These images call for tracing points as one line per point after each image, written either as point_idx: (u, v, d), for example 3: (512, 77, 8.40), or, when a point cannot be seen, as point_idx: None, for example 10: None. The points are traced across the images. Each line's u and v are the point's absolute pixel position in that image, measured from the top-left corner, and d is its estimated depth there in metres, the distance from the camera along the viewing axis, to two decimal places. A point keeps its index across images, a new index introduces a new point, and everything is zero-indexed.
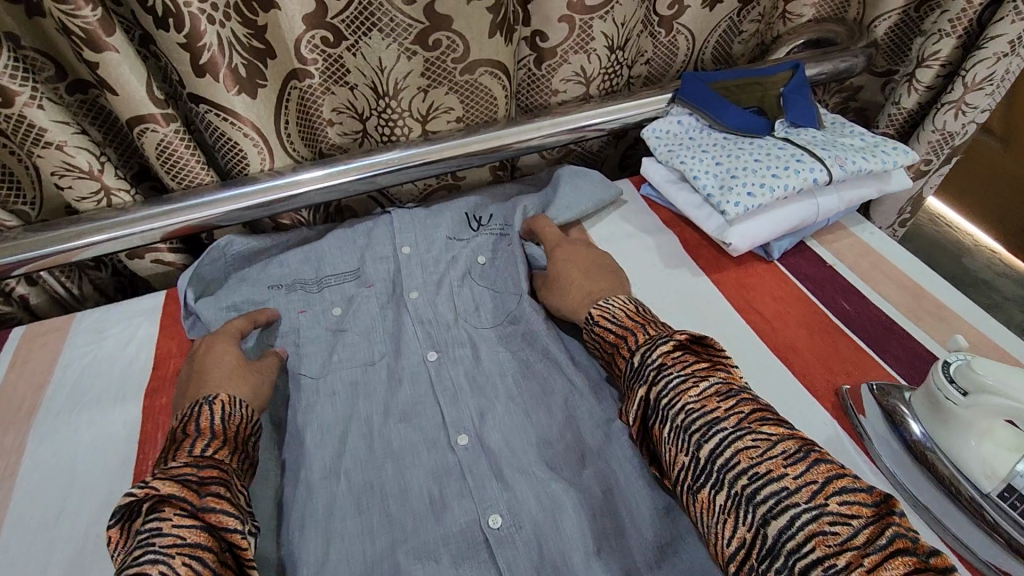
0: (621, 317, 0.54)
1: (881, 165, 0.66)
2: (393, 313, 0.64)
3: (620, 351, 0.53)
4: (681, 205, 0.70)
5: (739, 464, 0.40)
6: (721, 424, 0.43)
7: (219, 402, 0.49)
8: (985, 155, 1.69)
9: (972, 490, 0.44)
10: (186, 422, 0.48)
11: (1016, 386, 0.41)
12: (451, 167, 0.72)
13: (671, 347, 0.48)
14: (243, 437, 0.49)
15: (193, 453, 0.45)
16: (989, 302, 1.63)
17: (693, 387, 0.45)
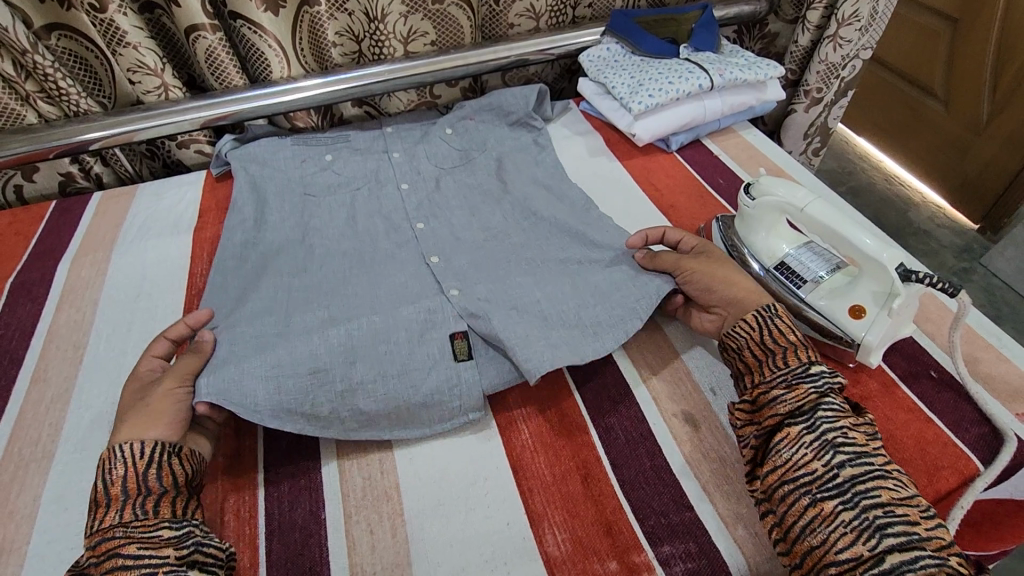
0: (796, 331, 0.53)
1: (755, 76, 0.85)
2: (379, 183, 0.85)
3: (779, 361, 0.52)
4: (604, 111, 0.91)
5: (880, 497, 0.42)
6: (868, 461, 0.45)
7: (104, 463, 0.47)
8: (930, 116, 1.89)
9: (759, 267, 0.64)
10: (101, 490, 0.47)
11: (782, 189, 0.61)
12: (428, 80, 0.93)
13: (842, 380, 0.49)
14: (157, 475, 0.47)
15: (103, 525, 0.44)
16: (926, 248, 1.81)
17: (851, 418, 0.47)
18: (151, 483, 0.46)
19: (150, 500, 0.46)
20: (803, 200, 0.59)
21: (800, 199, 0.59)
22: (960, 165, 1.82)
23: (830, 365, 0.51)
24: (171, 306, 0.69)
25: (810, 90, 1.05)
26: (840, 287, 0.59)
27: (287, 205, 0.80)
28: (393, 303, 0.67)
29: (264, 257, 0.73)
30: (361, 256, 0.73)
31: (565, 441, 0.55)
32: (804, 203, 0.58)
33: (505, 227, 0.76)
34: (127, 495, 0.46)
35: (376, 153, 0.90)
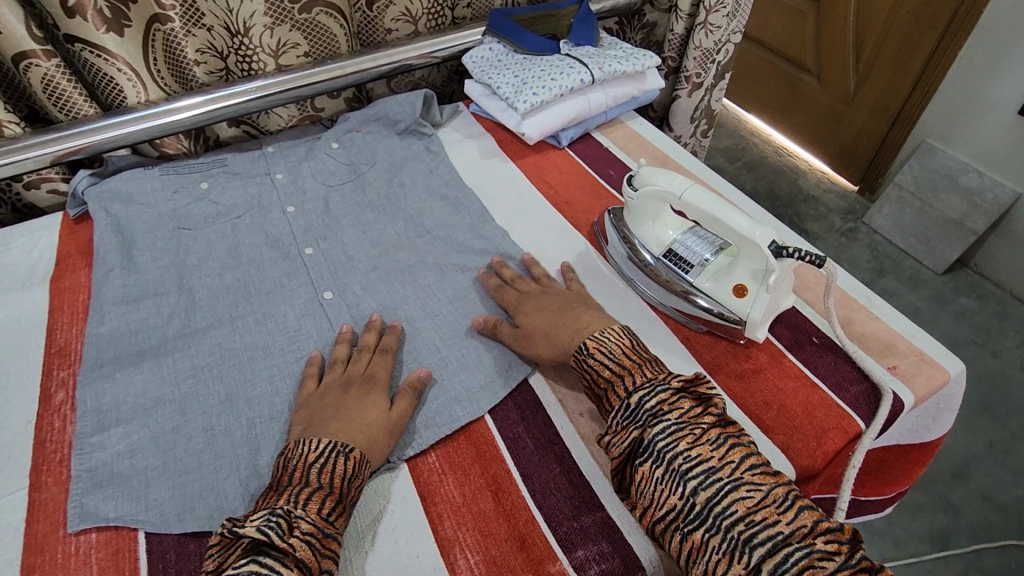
0: (618, 355, 0.53)
1: (632, 67, 0.87)
2: (265, 208, 0.79)
3: (615, 392, 0.51)
4: (493, 112, 0.89)
5: (738, 513, 0.43)
6: (719, 476, 0.45)
7: (352, 456, 0.48)
8: (806, 90, 2.03)
9: (649, 256, 0.65)
10: (317, 465, 0.47)
11: (661, 180, 0.62)
12: (305, 94, 0.88)
13: (667, 396, 0.49)
14: (353, 501, 0.48)
15: (318, 513, 0.44)
16: (815, 213, 1.94)
17: (689, 432, 0.47)
18: (312, 475, 0.46)
19: (309, 490, 0.45)
20: (680, 187, 0.60)
21: (677, 187, 0.61)
22: (837, 132, 1.97)
23: (655, 382, 0.50)
24: (27, 369, 0.61)
25: (690, 76, 1.09)
26: (724, 270, 0.61)
27: (160, 243, 0.74)
28: (285, 337, 0.63)
29: (136, 301, 0.67)
30: (245, 290, 0.68)
31: (473, 458, 0.53)
32: (681, 190, 0.60)
33: (401, 242, 0.74)
34: (294, 478, 0.46)
35: (257, 177, 0.84)
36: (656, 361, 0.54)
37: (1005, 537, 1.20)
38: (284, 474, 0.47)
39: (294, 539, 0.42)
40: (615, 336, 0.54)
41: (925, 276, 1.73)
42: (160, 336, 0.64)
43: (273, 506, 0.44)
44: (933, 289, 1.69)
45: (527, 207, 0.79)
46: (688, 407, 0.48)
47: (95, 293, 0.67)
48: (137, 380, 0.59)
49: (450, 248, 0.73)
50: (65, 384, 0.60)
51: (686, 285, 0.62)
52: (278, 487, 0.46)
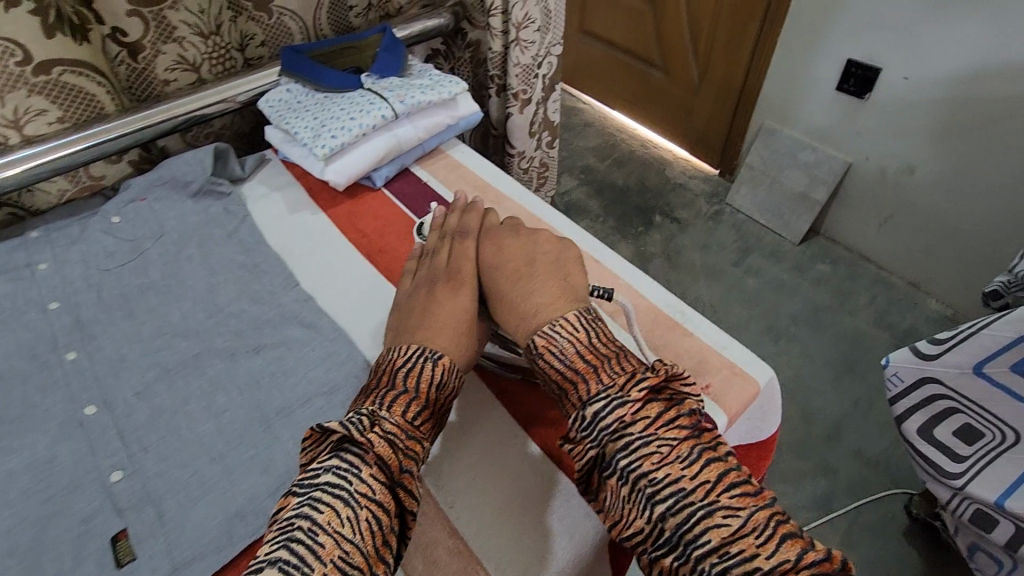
0: (571, 354, 0.50)
1: (439, 96, 0.83)
2: (20, 310, 0.67)
3: (571, 398, 0.50)
4: (296, 159, 0.82)
5: (709, 541, 0.41)
6: (691, 499, 0.42)
7: (441, 362, 0.52)
8: (656, 84, 2.10)
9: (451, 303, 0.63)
10: (408, 370, 0.51)
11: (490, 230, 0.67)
12: (68, 167, 0.76)
13: (625, 410, 0.46)
14: (443, 407, 0.52)
15: (399, 416, 0.48)
16: (683, 201, 2.00)
17: (654, 449, 0.45)
18: (401, 379, 0.51)
19: (397, 393, 0.49)
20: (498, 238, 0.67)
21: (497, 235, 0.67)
22: (690, 121, 2.06)
23: (614, 390, 0.47)
24: None
25: (517, 94, 1.06)
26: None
27: None
28: (32, 473, 0.53)
29: None
30: None
31: None
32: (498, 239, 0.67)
33: (188, 327, 0.65)
34: (384, 382, 0.51)
35: (14, 270, 0.72)
36: (619, 356, 0.51)
37: (878, 489, 1.28)
38: (383, 373, 0.52)
39: (373, 436, 0.45)
40: (574, 331, 0.52)
41: (785, 248, 1.81)
42: None
43: (362, 407, 0.49)
44: (795, 259, 1.78)
45: (336, 263, 0.72)
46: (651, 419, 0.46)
47: None
48: None
49: (245, 325, 0.65)
50: None
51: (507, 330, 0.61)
52: (375, 388, 0.51)
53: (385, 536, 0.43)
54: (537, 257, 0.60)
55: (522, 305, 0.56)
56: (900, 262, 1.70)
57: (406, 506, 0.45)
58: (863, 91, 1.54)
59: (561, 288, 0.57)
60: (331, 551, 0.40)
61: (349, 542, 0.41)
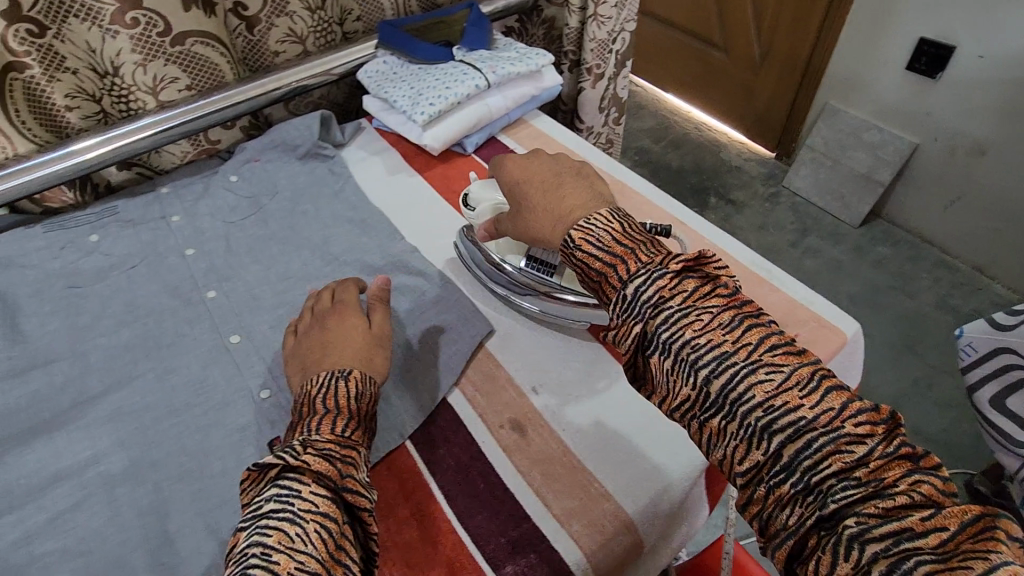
0: (607, 242, 0.51)
1: (527, 67, 0.87)
2: (163, 255, 0.75)
3: (610, 281, 0.51)
4: (393, 126, 0.88)
5: (755, 398, 0.43)
6: (731, 361, 0.44)
7: (353, 377, 0.52)
8: (716, 65, 2.10)
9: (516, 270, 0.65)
10: (324, 392, 0.51)
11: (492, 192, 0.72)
12: (194, 130, 0.84)
13: (665, 283, 0.47)
14: (366, 415, 0.52)
15: (334, 431, 0.47)
16: (740, 182, 2.00)
17: (695, 318, 0.46)
18: (323, 403, 0.50)
19: (319, 417, 0.48)
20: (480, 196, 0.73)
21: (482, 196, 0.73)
22: (749, 103, 2.05)
23: (653, 266, 0.48)
24: None
25: (591, 68, 1.09)
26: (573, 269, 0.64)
27: (45, 307, 0.69)
28: (191, 390, 0.60)
29: (22, 374, 0.63)
30: (145, 346, 0.65)
31: (396, 488, 0.52)
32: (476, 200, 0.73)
33: (308, 274, 0.72)
34: (303, 413, 0.50)
35: (151, 222, 0.80)
36: (651, 242, 0.52)
37: None
38: (301, 407, 0.51)
39: (307, 455, 0.44)
40: (612, 223, 0.53)
41: (844, 230, 1.81)
42: (54, 407, 0.60)
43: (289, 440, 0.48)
44: (854, 241, 1.77)
45: (436, 220, 0.78)
46: (690, 290, 0.47)
47: None
48: (28, 461, 0.55)
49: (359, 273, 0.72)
50: None
51: (541, 283, 0.64)
52: (296, 422, 0.50)
53: (339, 543, 0.39)
54: (562, 171, 0.63)
55: (556, 208, 0.57)
56: (967, 246, 1.66)
57: (359, 502, 0.43)
58: (934, 70, 1.51)
59: (591, 190, 0.59)
60: (285, 567, 0.36)
61: (314, 544, 0.38)
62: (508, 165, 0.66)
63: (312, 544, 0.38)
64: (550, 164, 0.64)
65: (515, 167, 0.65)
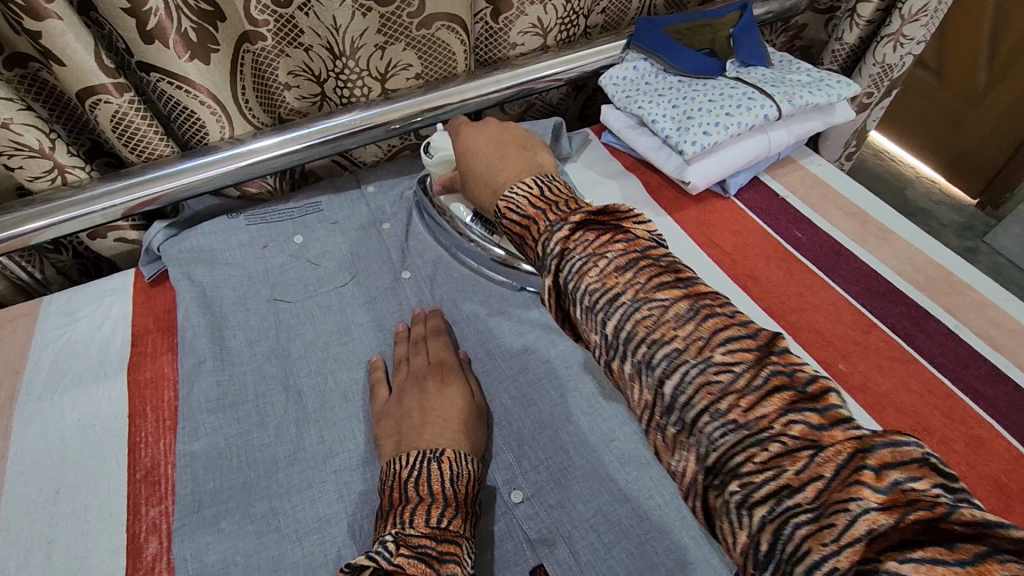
0: (526, 205, 0.47)
1: (827, 98, 0.69)
2: (376, 277, 0.65)
3: (528, 241, 0.47)
4: (641, 148, 0.73)
5: (789, 521, 0.30)
6: (796, 501, 0.31)
7: (445, 457, 0.45)
8: (921, 86, 1.79)
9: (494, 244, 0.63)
10: (415, 479, 0.43)
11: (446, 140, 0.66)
12: (413, 126, 0.72)
13: (707, 377, 0.36)
14: (469, 501, 0.44)
15: (425, 525, 0.40)
16: (928, 229, 1.71)
17: (712, 378, 0.36)
18: (413, 490, 0.43)
19: (413, 506, 0.41)
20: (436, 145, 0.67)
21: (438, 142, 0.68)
22: (955, 137, 1.73)
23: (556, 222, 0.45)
24: (107, 506, 0.49)
25: (859, 96, 0.89)
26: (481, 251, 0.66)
27: (251, 322, 0.60)
28: None
29: (233, 407, 0.54)
30: (366, 395, 0.55)
31: None
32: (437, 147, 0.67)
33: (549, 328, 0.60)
34: (394, 499, 0.43)
35: (360, 229, 0.70)
36: (575, 202, 0.47)
37: None
38: (390, 493, 0.43)
39: (401, 558, 0.37)
40: (593, 250, 0.42)
41: None
42: (268, 460, 0.51)
43: (381, 533, 0.41)
44: None
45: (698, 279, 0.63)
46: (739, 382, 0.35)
47: (183, 396, 0.54)
48: (246, 534, 0.46)
49: None
50: (157, 529, 0.48)
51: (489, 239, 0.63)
52: (386, 511, 0.43)
53: None
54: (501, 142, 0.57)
55: (490, 179, 0.54)
56: None
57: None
58: None
59: (524, 162, 0.54)
60: None
61: None
62: (457, 135, 0.61)
63: None
64: (489, 163, 0.55)
65: (464, 133, 0.60)
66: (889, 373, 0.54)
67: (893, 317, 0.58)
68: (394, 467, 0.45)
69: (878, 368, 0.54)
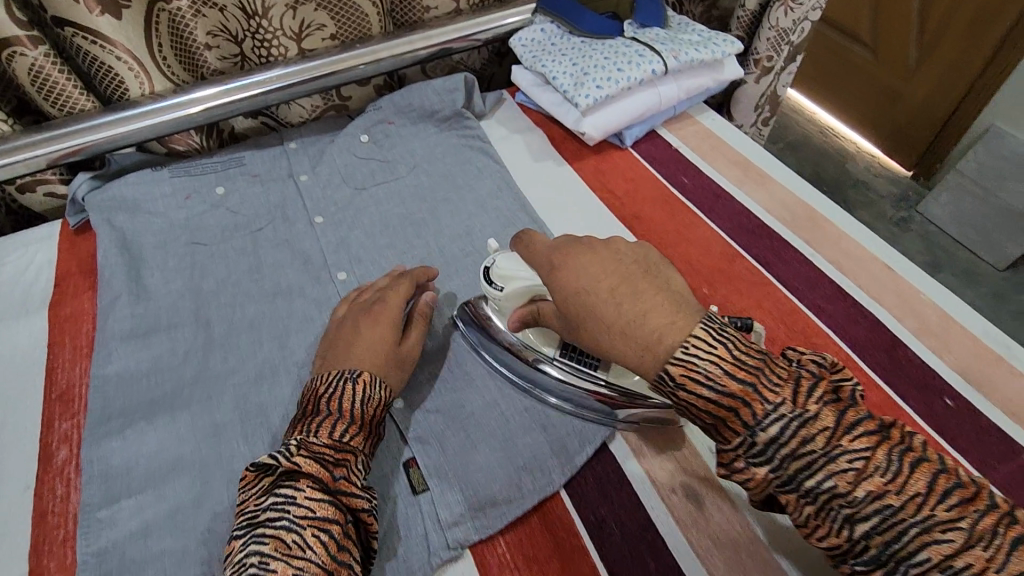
0: (719, 377, 0.37)
1: (712, 55, 0.74)
2: (293, 222, 0.69)
3: (731, 426, 0.37)
4: (545, 105, 0.78)
5: (929, 560, 0.32)
6: (900, 515, 0.33)
7: (361, 382, 0.47)
8: (859, 63, 1.86)
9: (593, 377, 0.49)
10: (327, 397, 0.46)
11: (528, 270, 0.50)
12: (330, 85, 0.76)
13: (840, 464, 0.34)
14: (379, 421, 0.47)
15: (332, 437, 0.43)
16: (864, 200, 1.79)
17: (845, 464, 0.34)
18: (323, 405, 0.45)
19: (319, 418, 0.44)
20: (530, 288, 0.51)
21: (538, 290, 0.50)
22: (891, 112, 1.81)
23: (788, 406, 0.36)
24: (22, 422, 0.53)
25: (760, 59, 0.95)
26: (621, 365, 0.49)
27: (168, 262, 0.64)
28: None
29: (146, 335, 0.58)
30: (272, 323, 0.59)
31: (551, 550, 0.45)
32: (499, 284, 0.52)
33: (447, 265, 0.65)
34: (307, 411, 0.46)
35: (280, 180, 0.74)
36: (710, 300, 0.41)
37: None
38: (304, 406, 0.46)
39: (300, 458, 0.41)
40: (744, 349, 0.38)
41: (983, 271, 1.61)
42: (176, 379, 0.55)
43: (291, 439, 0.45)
44: (992, 286, 1.58)
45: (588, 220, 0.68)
46: (866, 463, 0.34)
47: (100, 326, 0.58)
48: (150, 440, 0.51)
49: None
50: (69, 439, 0.52)
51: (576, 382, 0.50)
52: (297, 419, 0.46)
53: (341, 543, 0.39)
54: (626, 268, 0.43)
55: (570, 280, 0.43)
56: None
57: (357, 508, 0.41)
58: None
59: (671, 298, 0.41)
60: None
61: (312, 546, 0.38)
62: (552, 261, 0.45)
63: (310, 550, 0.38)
64: (586, 274, 0.43)
65: (568, 264, 0.44)
66: (746, 295, 0.60)
67: (759, 249, 0.64)
68: (315, 386, 0.48)
69: (738, 291, 0.60)
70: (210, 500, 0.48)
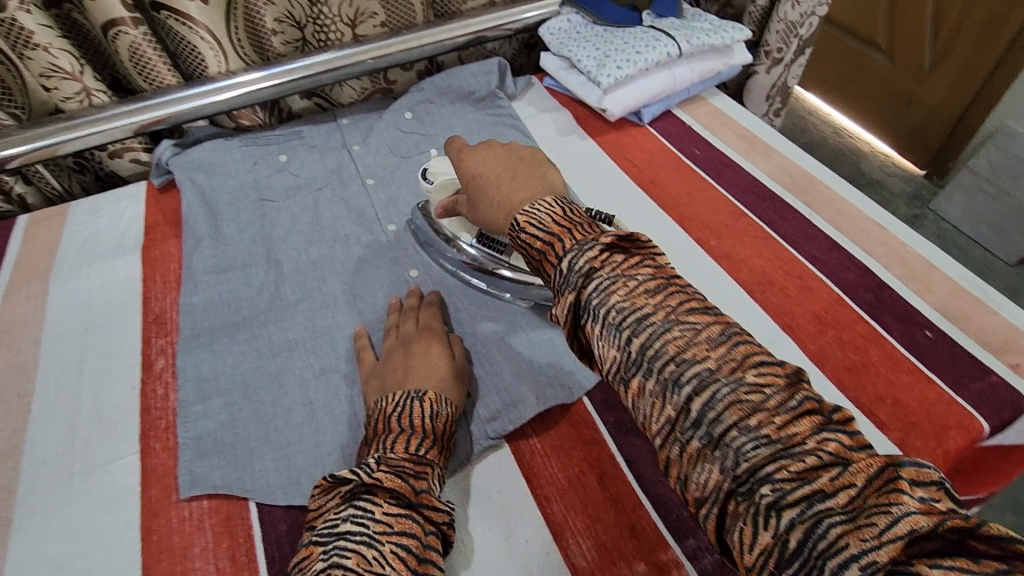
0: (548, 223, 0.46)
1: (721, 40, 0.83)
2: (348, 184, 0.79)
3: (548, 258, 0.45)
4: (570, 86, 0.86)
5: (847, 550, 0.28)
6: (829, 505, 0.30)
7: (428, 398, 0.49)
8: (872, 67, 1.93)
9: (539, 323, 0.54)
10: (397, 414, 0.48)
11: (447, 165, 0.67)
12: (379, 66, 0.86)
13: (738, 397, 0.35)
14: (446, 437, 0.50)
15: (409, 452, 0.46)
16: (878, 197, 1.84)
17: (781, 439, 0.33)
18: (395, 422, 0.48)
19: (394, 435, 0.47)
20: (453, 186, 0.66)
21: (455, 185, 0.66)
22: (904, 113, 1.87)
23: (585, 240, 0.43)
24: (125, 338, 0.62)
25: (769, 51, 1.03)
26: None
27: (241, 215, 0.74)
28: (375, 316, 0.63)
29: (226, 272, 0.67)
30: (333, 264, 0.68)
31: (575, 439, 0.53)
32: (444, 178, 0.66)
33: None
34: (378, 429, 0.48)
35: (335, 149, 0.84)
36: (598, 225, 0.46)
37: None
38: (374, 424, 0.49)
39: (381, 473, 0.43)
40: (620, 271, 0.41)
41: (995, 265, 1.65)
42: (252, 307, 0.64)
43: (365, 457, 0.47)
44: (1004, 279, 1.62)
45: (611, 185, 0.76)
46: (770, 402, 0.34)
47: (187, 263, 0.68)
48: (234, 353, 0.60)
49: None
50: (165, 352, 0.61)
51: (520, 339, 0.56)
52: (370, 440, 0.48)
53: (420, 556, 0.40)
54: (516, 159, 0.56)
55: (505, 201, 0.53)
56: None
57: (438, 519, 0.43)
58: None
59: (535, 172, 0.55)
60: None
61: (392, 563, 0.38)
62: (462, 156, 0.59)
63: (390, 562, 0.38)
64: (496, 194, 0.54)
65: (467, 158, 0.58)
66: (749, 245, 0.67)
67: (762, 209, 0.71)
68: (380, 407, 0.50)
69: (742, 242, 0.68)
70: (286, 400, 0.56)
